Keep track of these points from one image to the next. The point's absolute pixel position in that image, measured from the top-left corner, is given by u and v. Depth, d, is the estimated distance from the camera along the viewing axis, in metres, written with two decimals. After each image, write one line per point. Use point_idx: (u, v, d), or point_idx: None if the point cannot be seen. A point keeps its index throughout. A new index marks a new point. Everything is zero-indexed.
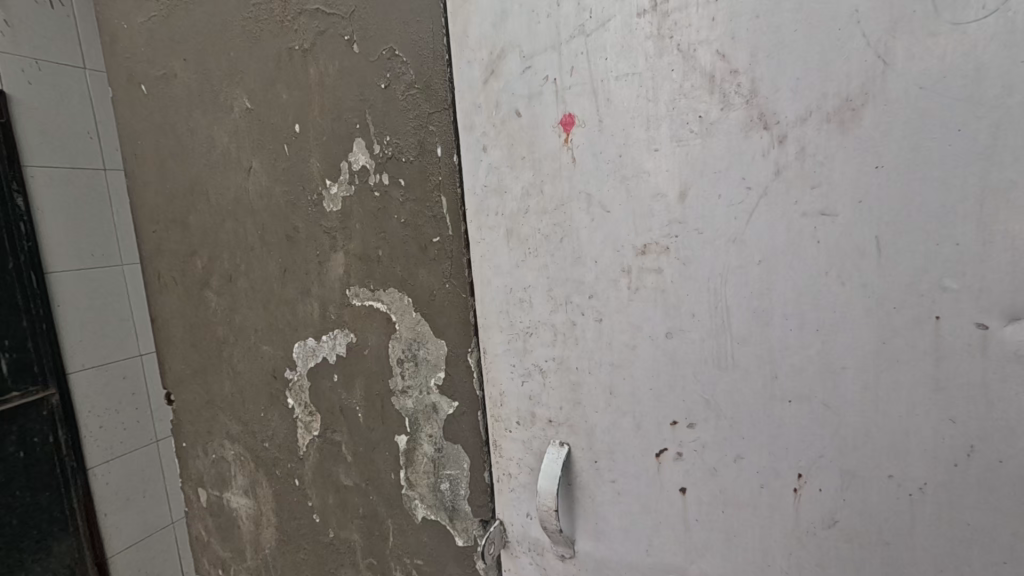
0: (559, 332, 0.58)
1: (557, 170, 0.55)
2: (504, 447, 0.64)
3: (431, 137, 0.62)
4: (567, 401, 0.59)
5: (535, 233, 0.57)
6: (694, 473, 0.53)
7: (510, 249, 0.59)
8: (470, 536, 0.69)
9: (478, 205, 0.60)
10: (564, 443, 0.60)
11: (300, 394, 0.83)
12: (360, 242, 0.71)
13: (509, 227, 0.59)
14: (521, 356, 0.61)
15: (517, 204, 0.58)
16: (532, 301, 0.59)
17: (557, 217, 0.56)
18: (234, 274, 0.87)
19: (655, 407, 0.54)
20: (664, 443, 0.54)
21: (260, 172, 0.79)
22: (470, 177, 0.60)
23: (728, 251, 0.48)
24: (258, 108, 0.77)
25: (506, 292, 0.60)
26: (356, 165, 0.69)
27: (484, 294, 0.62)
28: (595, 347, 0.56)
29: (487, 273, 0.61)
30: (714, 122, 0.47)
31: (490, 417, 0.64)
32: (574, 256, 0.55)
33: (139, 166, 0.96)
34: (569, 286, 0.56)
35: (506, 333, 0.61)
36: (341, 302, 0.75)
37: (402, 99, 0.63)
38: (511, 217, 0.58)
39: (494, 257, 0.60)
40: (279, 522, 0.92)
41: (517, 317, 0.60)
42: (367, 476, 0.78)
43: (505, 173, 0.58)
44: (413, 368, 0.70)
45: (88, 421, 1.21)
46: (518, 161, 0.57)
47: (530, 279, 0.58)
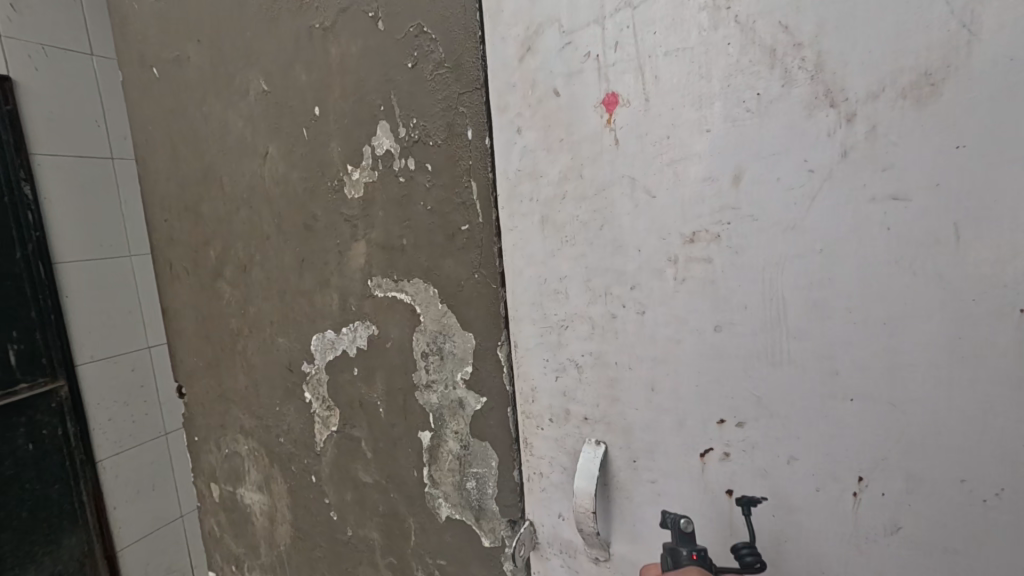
0: (597, 326, 0.55)
1: (598, 153, 0.51)
2: (535, 445, 0.61)
3: (461, 119, 0.59)
4: (605, 398, 0.56)
5: (572, 220, 0.54)
6: (741, 475, 0.50)
7: (545, 238, 0.56)
8: (498, 536, 0.67)
9: (511, 191, 0.57)
10: (600, 442, 0.57)
11: (318, 388, 0.81)
12: (382, 231, 0.68)
13: (544, 214, 0.55)
14: (555, 350, 0.58)
15: (554, 190, 0.54)
16: (568, 293, 0.56)
17: (596, 203, 0.52)
18: (247, 265, 0.84)
19: (700, 406, 0.51)
20: (710, 443, 0.51)
21: (276, 157, 0.76)
22: (502, 161, 0.57)
23: (785, 239, 0.45)
24: (275, 90, 0.73)
25: (540, 283, 0.57)
26: (380, 150, 0.66)
27: (516, 285, 0.59)
28: (637, 342, 0.53)
29: (520, 263, 0.58)
30: (774, 100, 0.44)
31: (521, 414, 0.62)
32: (615, 245, 0.52)
33: (150, 152, 0.93)
34: (609, 277, 0.53)
35: (539, 326, 0.58)
36: (362, 293, 0.72)
37: (431, 80, 0.60)
38: (546, 203, 0.55)
39: (528, 245, 0.57)
40: (294, 519, 0.90)
41: (552, 309, 0.57)
42: (387, 474, 0.76)
43: (541, 156, 0.54)
44: (438, 362, 0.67)
45: (97, 413, 1.40)
46: (554, 144, 0.53)
47: (566, 269, 0.55)
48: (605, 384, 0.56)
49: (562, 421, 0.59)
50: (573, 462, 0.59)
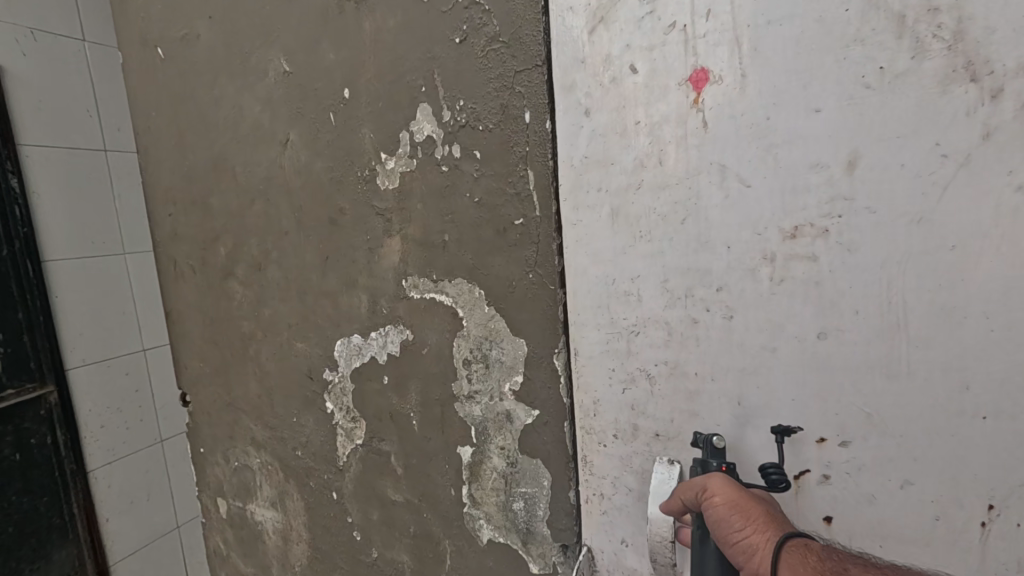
0: (674, 331, 0.49)
1: (682, 136, 0.45)
2: (595, 463, 0.55)
3: (517, 101, 0.53)
4: (681, 413, 0.50)
5: (648, 213, 0.48)
6: (843, 501, 0.44)
7: (615, 232, 0.50)
8: (549, 562, 0.61)
9: (576, 180, 0.51)
10: (675, 461, 0.50)
11: (341, 398, 0.74)
12: (421, 225, 0.62)
13: (615, 206, 0.49)
14: (623, 359, 0.52)
15: (627, 179, 0.48)
16: (640, 295, 0.50)
17: (678, 194, 0.46)
18: (263, 263, 0.77)
19: (795, 423, 0.45)
20: (806, 464, 0.45)
21: (298, 145, 0.69)
22: (565, 147, 0.51)
23: (908, 234, 0.39)
24: (299, 70, 0.67)
25: (607, 283, 0.51)
26: (420, 135, 0.59)
27: (579, 286, 0.53)
28: (722, 352, 0.47)
29: (583, 261, 0.52)
30: (901, 74, 0.38)
31: (580, 428, 0.56)
32: (699, 242, 0.46)
33: (153, 140, 0.85)
34: (690, 277, 0.47)
35: (605, 331, 0.52)
36: (395, 295, 0.65)
37: (482, 56, 0.54)
38: (617, 194, 0.49)
39: (595, 241, 0.51)
40: (311, 538, 0.83)
41: (621, 312, 0.51)
42: (420, 492, 0.69)
43: (613, 141, 0.48)
44: (483, 371, 0.61)
45: (88, 420, 1.10)
46: (629, 127, 0.47)
47: (639, 268, 0.49)
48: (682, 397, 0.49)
49: (629, 437, 0.53)
50: (641, 484, 0.53)
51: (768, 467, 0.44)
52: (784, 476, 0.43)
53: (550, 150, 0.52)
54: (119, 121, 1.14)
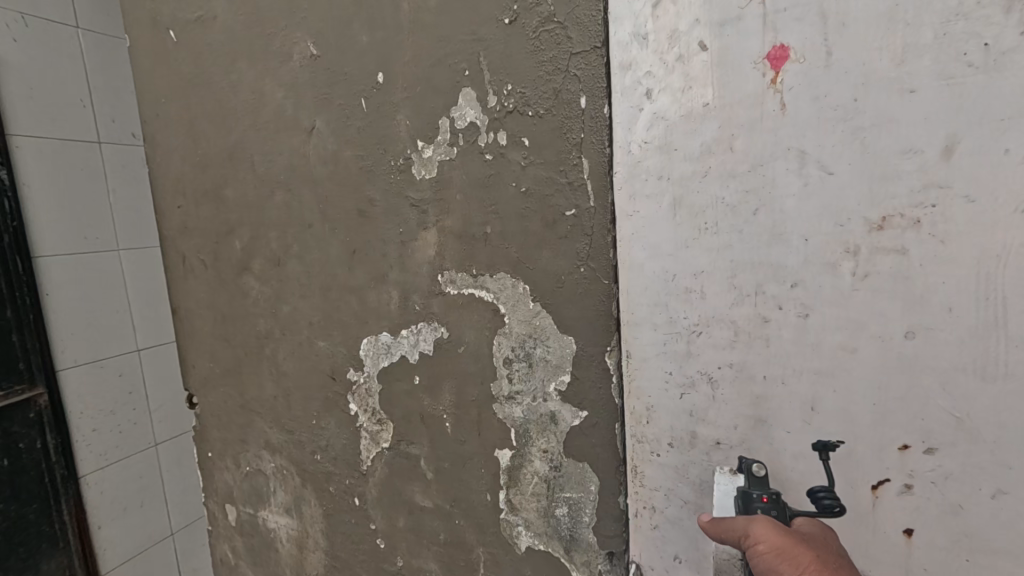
0: (741, 332, 0.46)
1: (756, 120, 0.43)
2: (646, 474, 0.53)
3: (572, 85, 0.50)
4: (746, 419, 0.47)
5: (715, 204, 0.45)
6: (926, 512, 0.42)
7: (677, 224, 0.47)
8: (593, 570, 0.58)
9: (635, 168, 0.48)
10: (739, 472, 0.47)
11: (367, 399, 0.70)
12: (460, 217, 0.58)
13: (678, 195, 0.47)
14: (682, 362, 0.49)
15: (693, 167, 0.45)
16: (704, 293, 0.47)
17: (750, 182, 0.44)
18: (282, 257, 0.73)
19: (875, 430, 0.43)
20: (886, 473, 0.43)
21: (325, 133, 0.66)
22: (624, 132, 0.48)
23: (1013, 224, 0.36)
24: (327, 53, 0.63)
25: (666, 280, 0.48)
26: (461, 122, 0.56)
27: (635, 283, 0.50)
28: (794, 352, 0.44)
29: (641, 254, 0.49)
30: (1008, 52, 0.35)
31: (632, 436, 0.53)
32: (772, 234, 0.43)
33: (162, 128, 0.81)
34: (762, 273, 0.44)
35: (662, 331, 0.49)
36: (430, 291, 0.62)
37: (533, 38, 0.51)
38: (681, 183, 0.46)
39: (654, 234, 0.48)
40: (329, 546, 0.79)
41: (680, 312, 0.48)
42: (452, 497, 0.66)
43: (677, 125, 0.46)
44: (525, 371, 0.58)
45: (81, 424, 1.00)
46: (697, 110, 0.45)
47: (704, 263, 0.46)
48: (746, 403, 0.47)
49: (686, 445, 0.50)
50: (698, 496, 0.50)
51: (818, 491, 0.42)
52: (836, 500, 0.42)
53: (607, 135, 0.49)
54: (119, 114, 1.05)
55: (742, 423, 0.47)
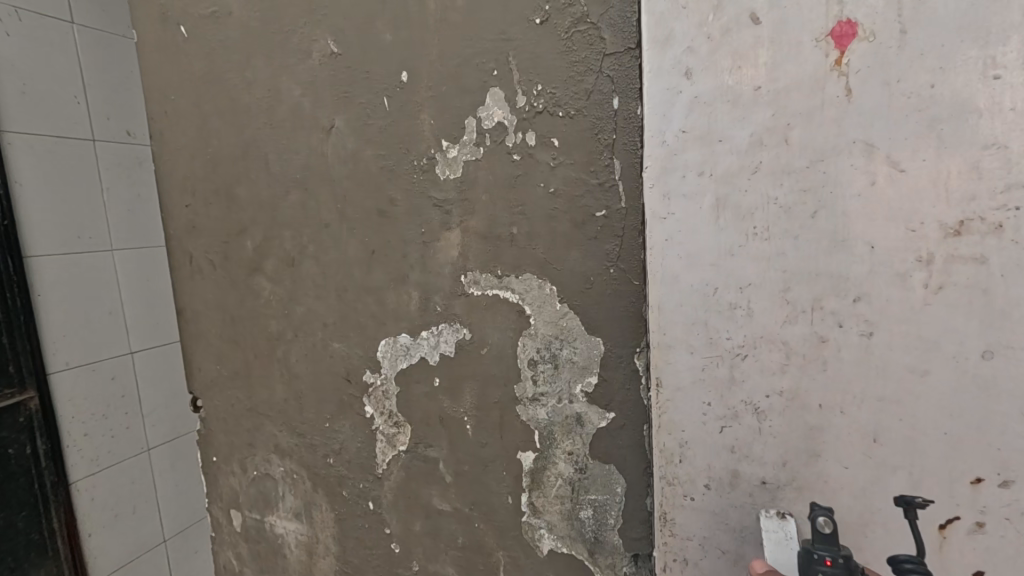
0: (795, 355, 0.43)
1: (818, 108, 0.40)
2: (677, 522, 0.48)
3: (605, 86, 0.50)
4: (796, 454, 0.43)
5: (765, 205, 0.42)
6: (998, 552, 0.40)
7: (722, 228, 0.43)
8: (618, 573, 0.58)
9: (671, 161, 0.44)
10: (787, 515, 0.44)
11: (383, 402, 0.69)
12: (486, 217, 0.58)
13: (721, 196, 0.43)
14: (721, 392, 0.45)
15: (739, 162, 0.42)
16: (752, 308, 0.43)
17: (807, 179, 0.41)
18: (297, 258, 0.72)
19: (944, 463, 0.40)
20: (956, 511, 0.40)
21: (344, 132, 0.65)
22: (659, 119, 0.44)
23: None
24: (349, 52, 0.62)
25: (705, 298, 0.45)
26: (488, 122, 0.56)
27: (672, 304, 0.46)
28: (855, 372, 0.41)
29: (676, 264, 0.45)
30: None
31: (664, 480, 0.48)
32: (832, 239, 0.41)
33: (171, 126, 0.79)
34: (818, 282, 0.41)
35: (701, 354, 0.45)
36: (452, 292, 0.62)
37: (565, 38, 0.51)
38: (727, 181, 0.43)
39: (691, 242, 0.44)
40: (341, 551, 0.78)
41: (726, 336, 0.44)
42: (472, 500, 0.65)
43: (724, 114, 0.42)
44: (551, 372, 0.58)
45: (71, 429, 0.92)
46: (744, 95, 0.41)
47: (751, 274, 0.43)
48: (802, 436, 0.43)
49: (725, 488, 0.46)
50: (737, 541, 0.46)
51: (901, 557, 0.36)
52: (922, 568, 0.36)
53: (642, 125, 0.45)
54: (114, 111, 0.96)
55: (795, 454, 0.44)
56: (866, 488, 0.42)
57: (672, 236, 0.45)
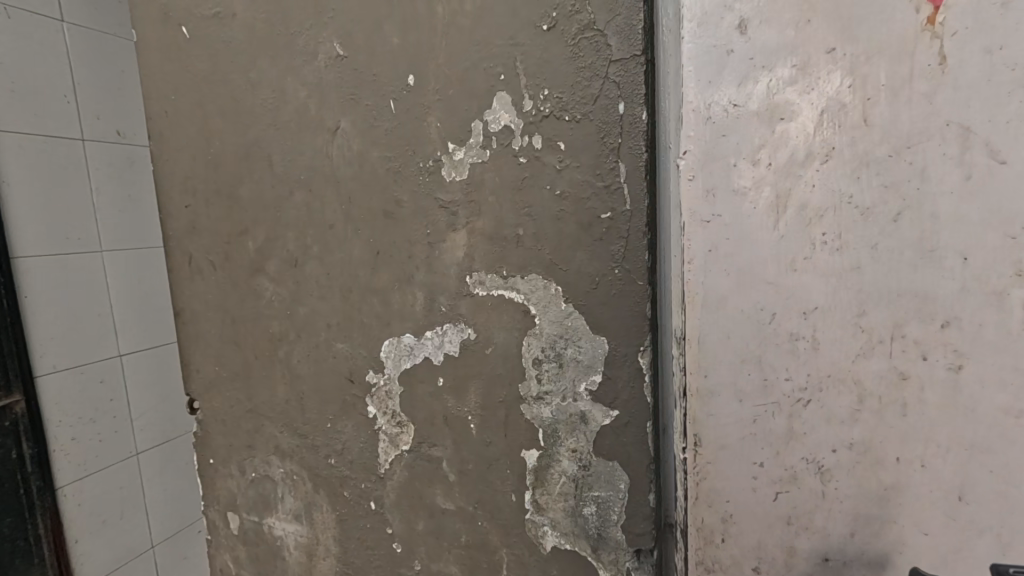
0: (868, 396, 0.42)
1: (902, 86, 0.39)
2: None
3: (611, 91, 0.51)
4: (866, 515, 0.44)
5: (836, 206, 0.41)
6: None
7: (785, 238, 0.42)
8: (621, 569, 0.59)
9: (711, 152, 0.43)
10: None
11: (386, 402, 0.70)
12: (493, 218, 0.59)
13: (782, 194, 0.42)
14: (781, 450, 0.45)
15: (806, 152, 0.41)
16: (818, 342, 0.43)
17: (883, 178, 0.40)
18: (301, 258, 0.72)
19: None
20: None
21: (350, 133, 0.65)
22: (701, 108, 0.43)
23: None
24: (356, 54, 0.63)
25: (760, 326, 0.44)
26: (495, 125, 0.57)
27: (716, 342, 0.45)
28: (935, 410, 0.41)
29: (723, 282, 0.44)
30: None
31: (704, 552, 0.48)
32: (918, 248, 0.40)
33: (171, 126, 0.79)
34: (892, 296, 0.41)
35: (751, 404, 0.45)
36: (457, 292, 0.62)
37: (572, 43, 0.52)
38: (791, 177, 0.42)
39: (739, 256, 0.43)
40: (342, 552, 0.78)
41: (785, 382, 0.44)
42: (476, 499, 0.66)
43: (789, 96, 0.41)
44: (555, 371, 0.59)
45: None
46: (814, 81, 0.40)
47: (817, 295, 0.42)
48: (873, 495, 0.43)
49: (782, 567, 0.46)
50: None
51: None
52: None
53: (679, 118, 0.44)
54: None
55: (859, 514, 0.44)
56: (940, 548, 0.42)
57: (717, 246, 0.44)
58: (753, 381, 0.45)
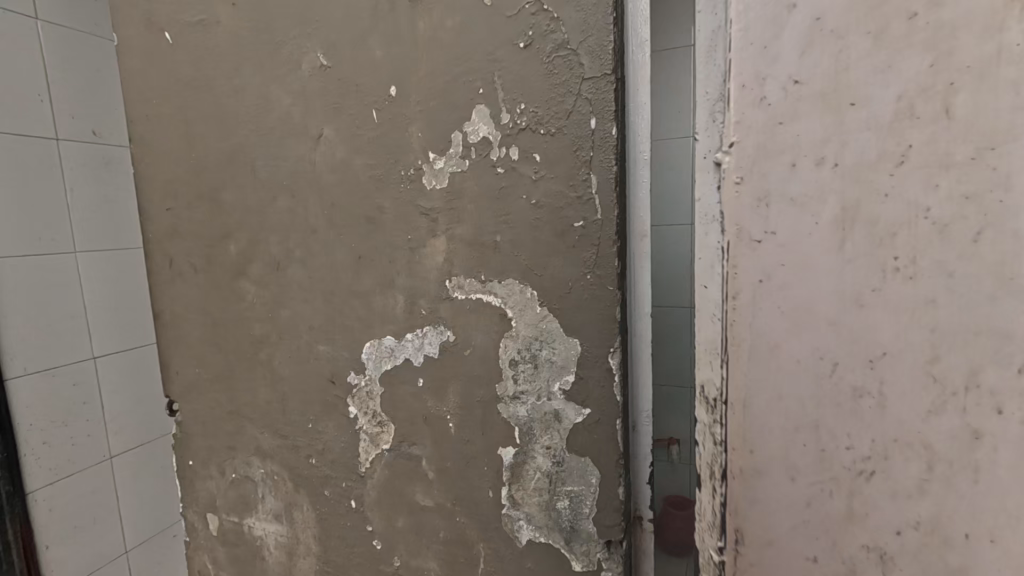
0: (938, 458, 0.38)
1: (986, 87, 0.33)
2: None
3: (584, 107, 0.54)
4: None
5: (911, 222, 0.36)
6: None
7: (849, 266, 0.39)
8: (592, 560, 0.62)
9: (767, 150, 0.40)
10: None
11: (367, 402, 0.72)
12: (472, 225, 0.62)
13: (849, 213, 0.38)
14: (844, 515, 0.41)
15: (878, 151, 0.37)
16: (882, 397, 0.39)
17: (970, 196, 0.35)
18: (284, 262, 0.73)
19: None
20: None
21: (334, 141, 0.67)
22: (754, 123, 0.40)
23: None
24: (340, 65, 0.65)
25: (822, 375, 0.41)
26: (474, 136, 0.60)
27: (770, 392, 0.43)
28: (1012, 476, 0.36)
29: (774, 320, 0.42)
30: None
31: None
32: (995, 277, 0.35)
33: (152, 130, 0.80)
34: (967, 340, 0.36)
35: (805, 484, 0.42)
36: (437, 296, 0.65)
37: (547, 61, 0.55)
38: (861, 182, 0.37)
39: (799, 285, 0.41)
40: (323, 551, 0.79)
41: (844, 453, 0.41)
42: (455, 496, 0.68)
43: (859, 84, 0.37)
44: (531, 372, 0.62)
45: None
46: (888, 85, 0.36)
47: (885, 336, 0.38)
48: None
49: None
50: None
51: None
52: None
53: (720, 122, 0.42)
54: None
55: None
56: None
57: (773, 275, 0.41)
58: (804, 442, 0.42)
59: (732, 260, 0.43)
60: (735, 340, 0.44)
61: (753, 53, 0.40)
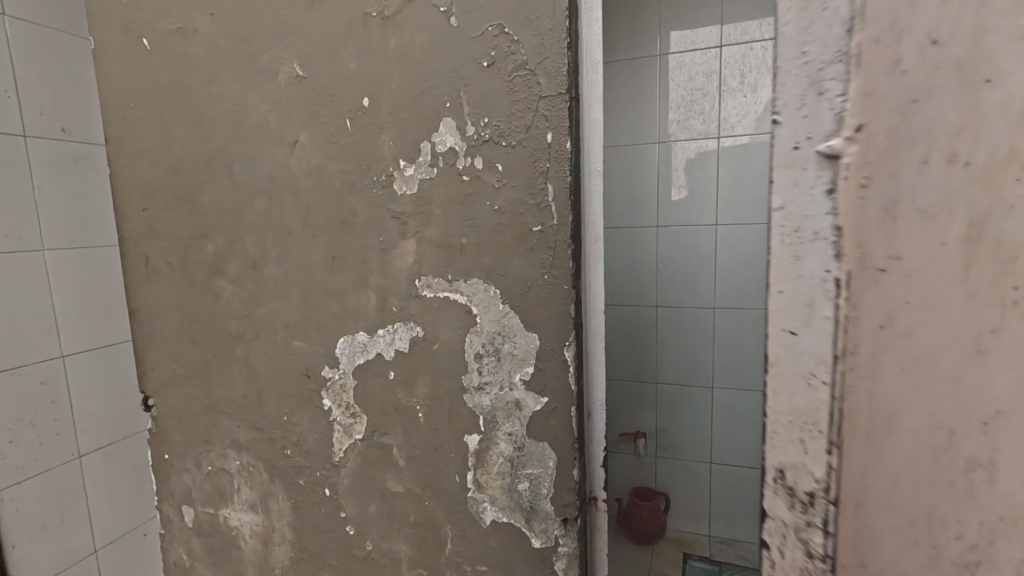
0: None
1: None
2: None
3: (541, 122, 0.60)
4: None
5: None
6: None
7: (970, 301, 0.28)
8: (550, 537, 0.68)
9: (896, 141, 0.29)
10: None
11: (340, 394, 0.76)
12: (440, 228, 0.66)
13: (982, 226, 0.27)
14: None
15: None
16: (997, 472, 0.28)
17: None
18: (260, 261, 0.77)
19: None
20: None
21: (309, 147, 0.71)
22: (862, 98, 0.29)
23: None
24: (315, 76, 0.69)
25: (933, 445, 0.30)
26: (441, 146, 0.64)
27: (876, 466, 0.32)
28: None
29: (889, 372, 0.31)
30: None
31: None
32: None
33: (129, 132, 0.82)
34: None
35: None
36: (407, 294, 0.70)
37: (509, 80, 0.60)
38: (993, 187, 0.27)
39: (920, 324, 0.30)
40: (298, 538, 0.83)
41: (952, 544, 0.30)
42: (424, 481, 0.73)
43: (1004, 51, 0.26)
44: (494, 364, 0.67)
45: None
46: None
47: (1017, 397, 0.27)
48: None
49: None
50: None
51: None
52: None
53: (834, 97, 0.30)
54: None
55: None
56: None
57: (896, 317, 0.30)
58: (913, 536, 0.31)
59: (849, 297, 0.31)
60: (852, 414, 0.32)
61: (886, 1, 0.28)
